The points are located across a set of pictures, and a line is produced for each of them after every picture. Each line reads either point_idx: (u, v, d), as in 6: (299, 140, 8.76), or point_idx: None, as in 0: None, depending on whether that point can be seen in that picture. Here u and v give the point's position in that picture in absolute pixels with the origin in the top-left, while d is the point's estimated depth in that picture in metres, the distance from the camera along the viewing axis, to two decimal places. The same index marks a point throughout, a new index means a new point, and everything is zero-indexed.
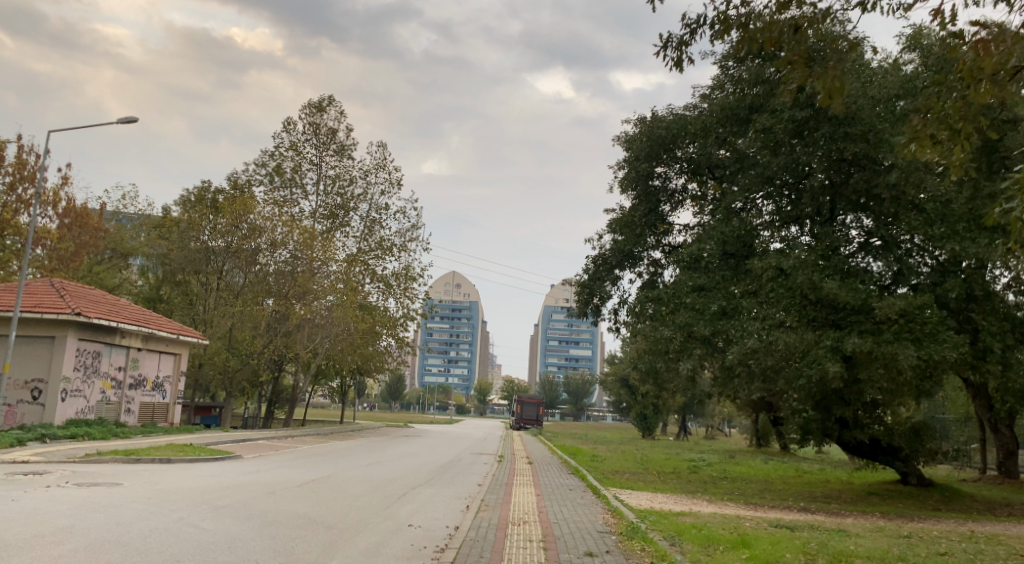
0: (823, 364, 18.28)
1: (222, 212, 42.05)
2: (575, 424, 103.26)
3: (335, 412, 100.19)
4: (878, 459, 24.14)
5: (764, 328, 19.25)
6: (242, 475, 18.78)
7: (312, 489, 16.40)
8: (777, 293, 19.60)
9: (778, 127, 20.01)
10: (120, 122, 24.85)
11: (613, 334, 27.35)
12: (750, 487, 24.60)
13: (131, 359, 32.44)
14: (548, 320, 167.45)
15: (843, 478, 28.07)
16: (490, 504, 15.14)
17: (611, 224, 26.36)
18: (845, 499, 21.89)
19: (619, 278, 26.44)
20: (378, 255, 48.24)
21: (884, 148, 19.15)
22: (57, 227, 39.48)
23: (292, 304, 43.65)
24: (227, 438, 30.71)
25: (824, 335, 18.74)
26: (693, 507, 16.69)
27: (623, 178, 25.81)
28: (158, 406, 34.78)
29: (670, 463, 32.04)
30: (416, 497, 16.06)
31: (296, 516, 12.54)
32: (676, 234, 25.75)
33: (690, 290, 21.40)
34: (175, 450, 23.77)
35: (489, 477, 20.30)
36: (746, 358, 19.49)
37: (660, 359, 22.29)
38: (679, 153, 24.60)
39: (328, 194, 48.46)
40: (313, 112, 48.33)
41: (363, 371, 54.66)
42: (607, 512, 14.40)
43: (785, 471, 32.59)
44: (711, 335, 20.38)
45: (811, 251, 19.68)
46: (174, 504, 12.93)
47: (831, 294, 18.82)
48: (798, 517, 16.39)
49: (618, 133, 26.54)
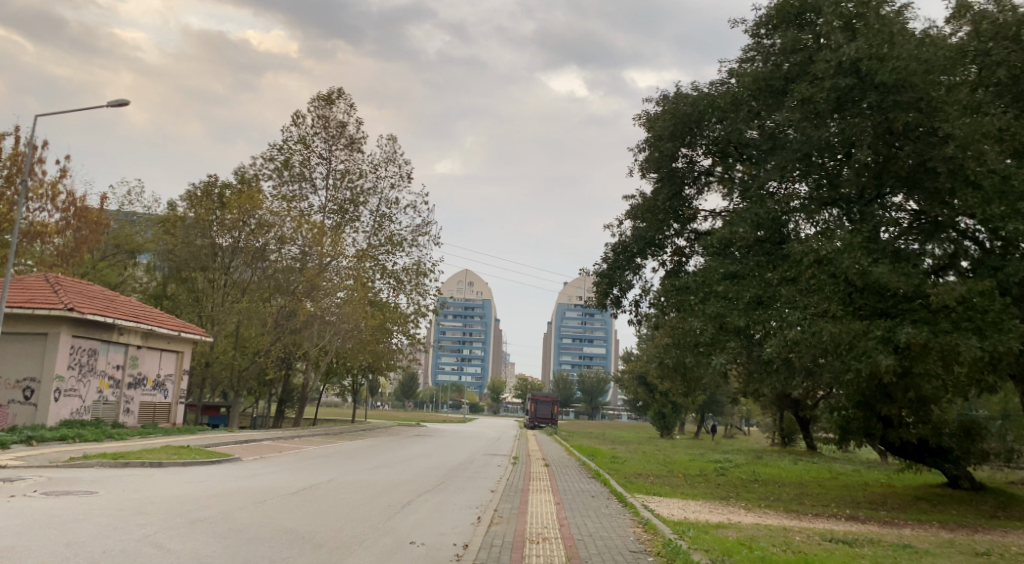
0: (874, 356, 16.55)
1: (229, 206, 40.28)
2: (590, 423, 101.35)
3: (345, 411, 99.08)
4: (924, 461, 22.64)
5: (806, 318, 17.56)
6: (235, 481, 17.20)
7: (308, 497, 14.86)
8: (820, 280, 17.91)
9: (819, 97, 18.31)
10: (109, 106, 23.26)
11: (634, 327, 25.65)
12: (784, 491, 22.88)
13: (130, 357, 30.96)
14: (562, 319, 166.11)
15: (881, 481, 26.40)
16: (505, 515, 13.52)
17: (632, 210, 24.71)
18: (891, 505, 20.31)
19: (641, 267, 24.71)
20: (388, 250, 46.73)
21: (940, 118, 17.32)
22: (57, 221, 38.09)
23: (301, 299, 42.40)
24: (230, 439, 29.27)
25: (874, 324, 17.02)
26: (732, 518, 15.03)
27: (644, 160, 24.15)
28: (160, 406, 33.28)
29: (696, 465, 30.31)
30: (422, 507, 14.52)
31: (282, 532, 10.95)
32: (702, 221, 24.06)
33: (721, 278, 19.73)
34: (169, 453, 22.20)
35: (504, 482, 18.67)
36: (786, 350, 17.78)
37: (688, 353, 20.55)
38: (706, 132, 22.95)
39: (337, 188, 46.91)
40: (321, 105, 46.73)
41: (373, 369, 53.14)
42: (639, 526, 12.73)
43: (816, 471, 30.89)
44: (746, 326, 18.68)
45: (856, 233, 17.93)
46: (145, 518, 11.36)
47: (881, 279, 17.06)
48: (850, 529, 14.72)
49: (640, 113, 24.90)
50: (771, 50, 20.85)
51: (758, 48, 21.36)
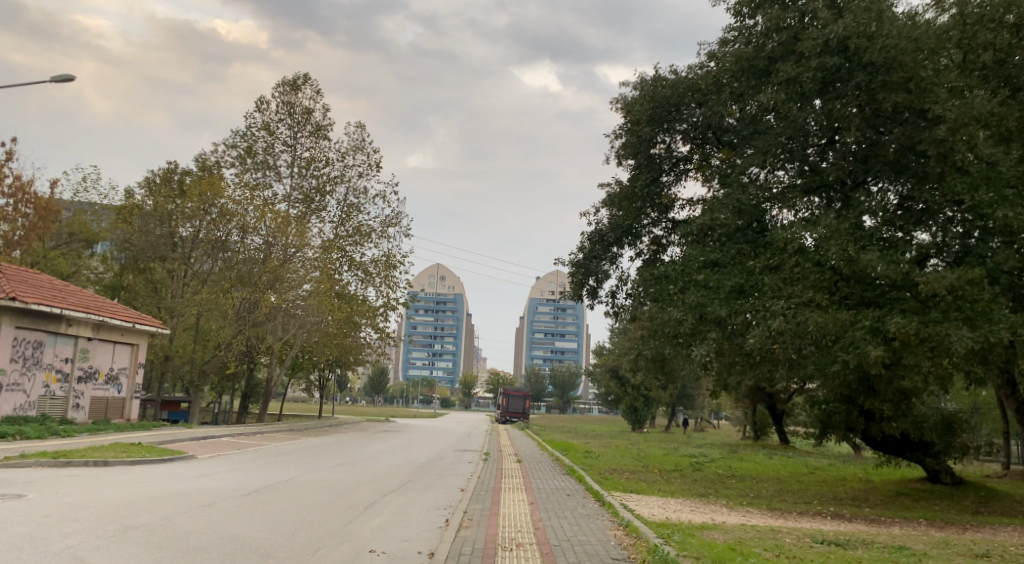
0: (862, 347, 15.70)
1: (188, 193, 39.07)
2: (560, 416, 100.52)
3: (312, 407, 97.57)
4: (906, 455, 21.84)
5: (790, 307, 16.70)
6: (184, 481, 16.08)
7: (261, 498, 13.79)
8: (804, 269, 17.06)
9: (805, 77, 17.35)
10: (54, 82, 21.88)
11: (610, 319, 24.77)
12: (763, 487, 22.08)
13: (80, 350, 29.60)
14: (532, 313, 165.39)
15: (861, 476, 25.71)
16: (474, 518, 12.54)
17: (608, 198, 23.88)
18: (875, 501, 19.61)
19: (618, 257, 23.84)
20: (356, 241, 45.35)
21: (929, 99, 16.42)
22: (2, 208, 36.52)
23: (263, 292, 40.62)
24: (187, 436, 28.04)
25: (861, 314, 16.19)
26: (715, 518, 14.14)
27: (621, 146, 23.26)
28: (113, 402, 31.87)
29: (671, 460, 29.49)
30: (384, 508, 13.52)
31: (226, 540, 9.97)
32: (680, 209, 23.19)
33: (701, 267, 18.89)
34: (117, 451, 20.94)
35: (473, 480, 17.68)
36: (769, 341, 16.92)
37: (667, 345, 19.66)
38: (686, 117, 22.02)
39: (302, 176, 45.57)
40: (287, 91, 45.34)
41: (340, 363, 51.88)
42: (620, 529, 11.81)
43: (793, 466, 30.23)
44: (727, 317, 17.83)
45: (843, 219, 17.08)
46: (71, 525, 10.28)
47: (869, 267, 16.20)
48: (840, 530, 13.87)
49: (617, 97, 23.98)
50: (754, 30, 19.98)
51: (740, 29, 20.45)
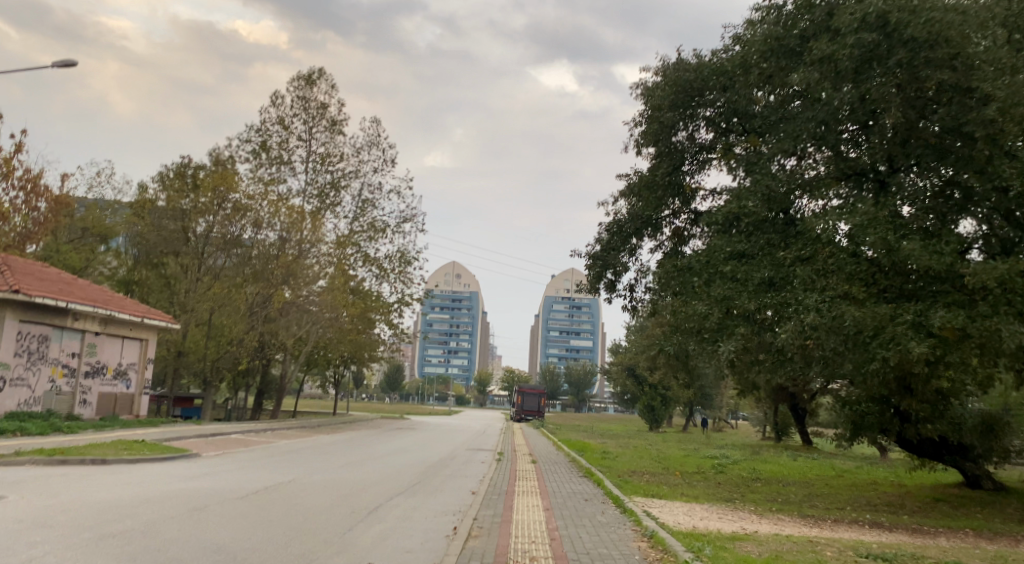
0: (904, 344, 14.65)
1: (201, 187, 38.33)
2: (577, 416, 99.55)
3: (327, 404, 96.98)
4: (943, 459, 20.75)
5: (824, 301, 15.68)
6: (182, 481, 15.27)
7: (260, 502, 13.00)
8: (839, 260, 16.03)
9: (841, 55, 16.31)
10: (54, 66, 21.02)
11: (628, 314, 23.78)
12: (792, 492, 21.05)
13: (87, 344, 28.87)
14: (550, 311, 164.41)
15: (893, 479, 24.62)
16: (485, 527, 11.65)
17: (627, 187, 22.92)
18: (911, 507, 18.60)
19: (637, 249, 22.88)
20: (370, 237, 44.51)
21: (977, 78, 15.31)
22: (12, 201, 35.90)
23: (278, 287, 40.08)
24: (195, 433, 27.24)
25: (902, 309, 15.15)
26: (746, 527, 13.17)
27: (641, 134, 22.31)
28: (121, 398, 31.13)
29: (692, 461, 28.46)
30: (390, 514, 12.72)
31: (213, 554, 9.22)
32: (703, 199, 22.17)
33: (727, 258, 17.91)
34: (118, 449, 20.12)
35: (487, 482, 16.77)
36: (802, 337, 15.89)
37: (690, 341, 18.67)
38: (710, 102, 20.97)
39: (316, 171, 44.77)
40: (302, 85, 44.49)
41: (354, 360, 51.10)
42: (643, 541, 10.97)
43: (819, 468, 29.14)
44: (756, 310, 16.81)
45: (880, 206, 16.03)
46: (44, 533, 9.48)
47: (910, 257, 15.12)
48: (881, 541, 12.87)
49: (637, 83, 22.97)
50: (784, 8, 18.98)
51: (768, 8, 19.41)
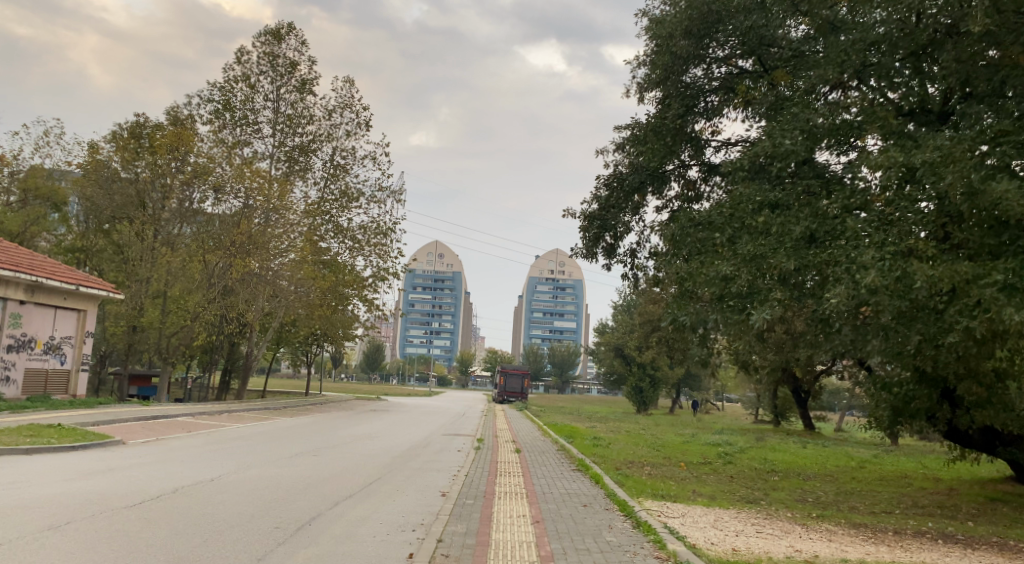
0: (995, 312, 11.50)
1: (155, 148, 33.29)
2: (558, 398, 97.09)
3: (297, 384, 94.03)
4: (995, 451, 17.56)
5: (883, 259, 12.49)
6: (67, 480, 11.95)
7: (154, 514, 9.74)
8: (900, 209, 12.84)
9: None
10: None
11: (629, 283, 20.65)
12: (818, 489, 17.94)
13: (10, 315, 25.45)
14: (532, 292, 161.85)
15: (929, 474, 21.57)
16: (453, 555, 8.49)
17: (628, 137, 19.76)
18: (968, 509, 15.53)
19: (641, 208, 19.71)
20: (342, 205, 40.89)
21: None
22: None
23: (237, 256, 35.47)
24: (133, 415, 23.91)
25: (987, 266, 11.96)
26: (798, 547, 10.03)
27: (645, 76, 19.11)
28: (55, 375, 27.68)
29: (696, 450, 25.36)
30: (332, 528, 9.49)
31: None
32: (716, 150, 19.02)
33: (758, 209, 14.76)
34: (22, 433, 16.84)
35: (462, 481, 13.57)
36: (856, 302, 12.73)
37: (707, 310, 15.47)
38: (729, 32, 17.72)
39: (285, 134, 41.18)
40: (269, 41, 40.56)
41: (326, 338, 47.70)
42: None
43: (836, 459, 26.06)
44: (796, 270, 13.65)
45: (955, 140, 12.81)
46: None
47: (999, 202, 11.94)
48: None
49: (641, 14, 19.66)
50: None
51: None
